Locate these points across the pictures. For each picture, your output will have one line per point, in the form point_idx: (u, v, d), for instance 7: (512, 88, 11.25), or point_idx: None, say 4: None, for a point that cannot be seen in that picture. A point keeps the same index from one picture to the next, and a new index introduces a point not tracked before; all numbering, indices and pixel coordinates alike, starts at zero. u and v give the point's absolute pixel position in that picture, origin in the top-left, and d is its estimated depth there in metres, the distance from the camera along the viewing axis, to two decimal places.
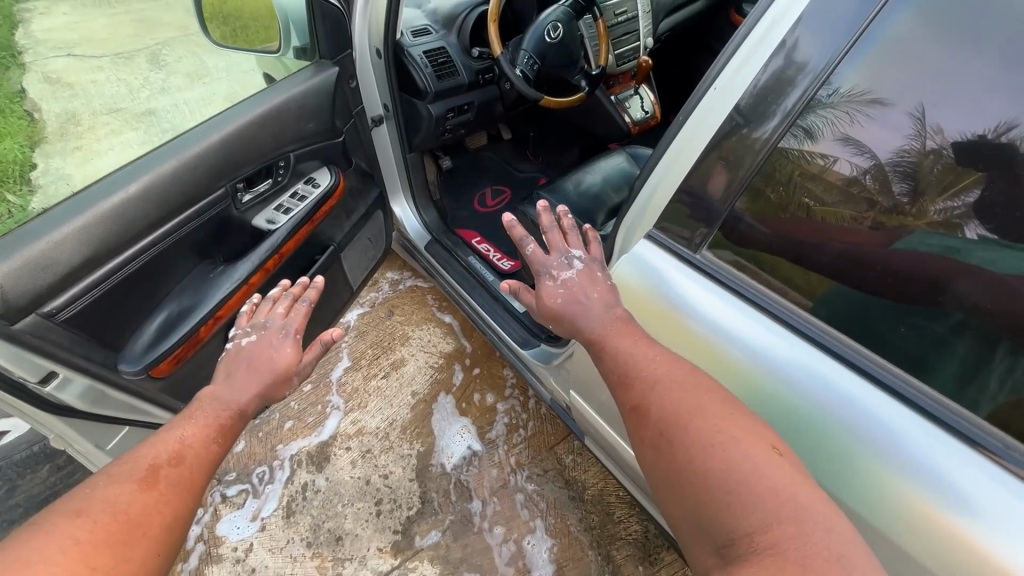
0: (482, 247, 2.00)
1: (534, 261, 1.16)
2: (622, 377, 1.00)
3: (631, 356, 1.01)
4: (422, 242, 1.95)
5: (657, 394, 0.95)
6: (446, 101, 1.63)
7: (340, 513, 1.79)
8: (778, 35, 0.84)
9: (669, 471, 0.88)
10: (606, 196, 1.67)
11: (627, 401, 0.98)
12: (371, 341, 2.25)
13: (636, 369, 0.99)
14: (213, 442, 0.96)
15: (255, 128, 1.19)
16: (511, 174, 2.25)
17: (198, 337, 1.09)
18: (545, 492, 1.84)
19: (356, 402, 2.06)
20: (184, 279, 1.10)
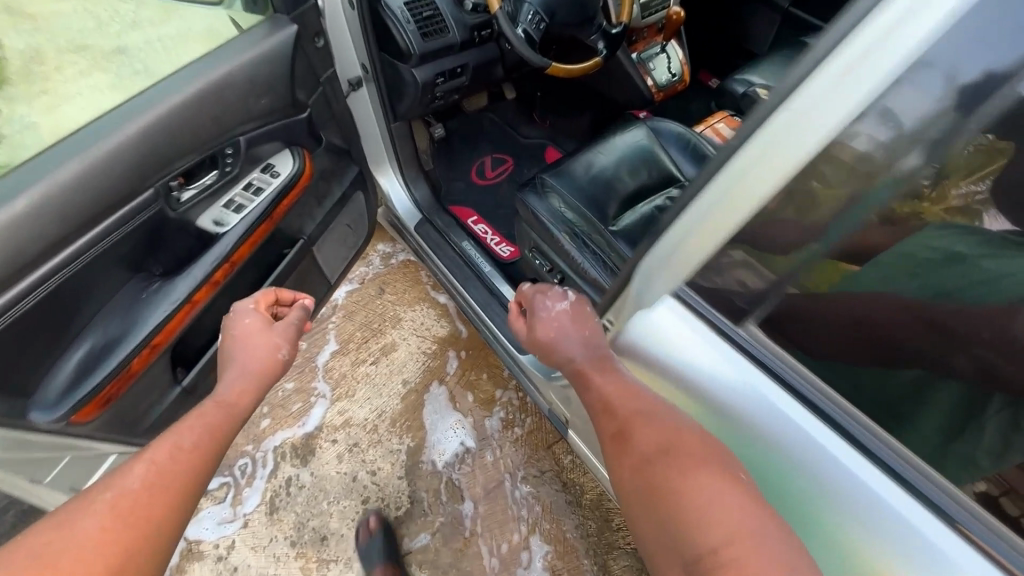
0: (478, 228, 1.80)
1: (531, 294, 1.18)
2: (605, 402, 0.92)
3: (606, 398, 0.93)
4: (412, 221, 1.74)
5: (637, 423, 0.87)
6: (438, 64, 1.36)
7: (325, 511, 1.71)
8: (922, 29, 0.50)
9: (647, 494, 0.80)
10: (619, 180, 1.44)
11: (608, 426, 0.92)
12: (359, 323, 2.09)
13: (612, 405, 0.91)
14: (202, 451, 0.85)
15: (188, 111, 0.95)
16: (515, 140, 2.01)
17: (131, 371, 0.94)
18: (541, 494, 1.73)
19: (343, 390, 1.94)
20: (104, 304, 0.92)
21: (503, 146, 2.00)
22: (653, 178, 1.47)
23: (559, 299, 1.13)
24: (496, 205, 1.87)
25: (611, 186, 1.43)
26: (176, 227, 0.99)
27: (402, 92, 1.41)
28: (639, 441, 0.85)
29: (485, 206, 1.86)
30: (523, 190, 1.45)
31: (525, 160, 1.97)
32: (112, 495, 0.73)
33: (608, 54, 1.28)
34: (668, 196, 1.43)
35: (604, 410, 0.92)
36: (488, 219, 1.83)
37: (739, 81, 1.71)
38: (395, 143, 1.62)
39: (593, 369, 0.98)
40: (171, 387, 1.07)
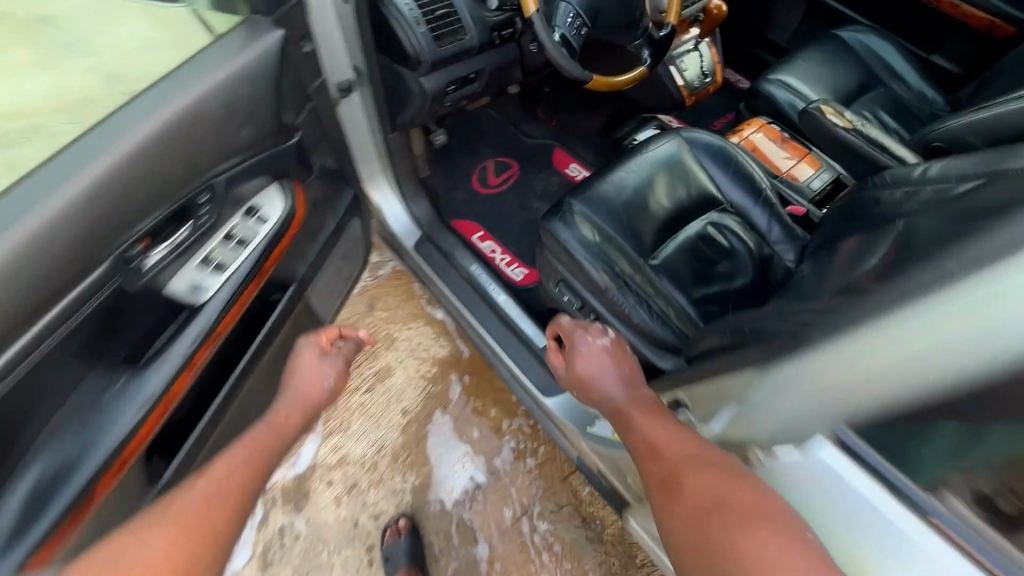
0: (485, 246, 1.61)
1: (568, 326, 1.17)
2: (652, 449, 0.85)
3: (652, 449, 0.86)
4: (412, 241, 1.56)
5: (688, 469, 0.77)
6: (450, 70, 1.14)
7: (326, 562, 1.56)
8: None
9: (693, 540, 0.68)
10: (649, 197, 1.27)
11: (657, 477, 0.81)
12: (348, 345, 1.90)
13: (660, 455, 0.83)
14: (246, 480, 0.83)
15: (148, 160, 0.73)
16: (519, 141, 1.80)
17: (99, 490, 0.75)
18: (560, 531, 1.62)
19: (336, 423, 1.76)
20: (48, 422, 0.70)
21: (507, 148, 1.79)
22: (693, 199, 1.30)
23: (596, 337, 1.12)
24: (502, 217, 1.68)
25: (648, 211, 1.26)
26: (141, 300, 0.78)
27: (406, 101, 1.19)
28: (682, 488, 0.75)
29: (491, 218, 1.67)
30: (548, 213, 1.25)
31: (532, 164, 1.77)
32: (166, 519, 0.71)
33: (653, 65, 1.09)
34: (712, 222, 1.27)
35: (652, 462, 0.83)
36: (495, 233, 1.64)
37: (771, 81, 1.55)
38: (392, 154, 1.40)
39: (636, 411, 0.96)
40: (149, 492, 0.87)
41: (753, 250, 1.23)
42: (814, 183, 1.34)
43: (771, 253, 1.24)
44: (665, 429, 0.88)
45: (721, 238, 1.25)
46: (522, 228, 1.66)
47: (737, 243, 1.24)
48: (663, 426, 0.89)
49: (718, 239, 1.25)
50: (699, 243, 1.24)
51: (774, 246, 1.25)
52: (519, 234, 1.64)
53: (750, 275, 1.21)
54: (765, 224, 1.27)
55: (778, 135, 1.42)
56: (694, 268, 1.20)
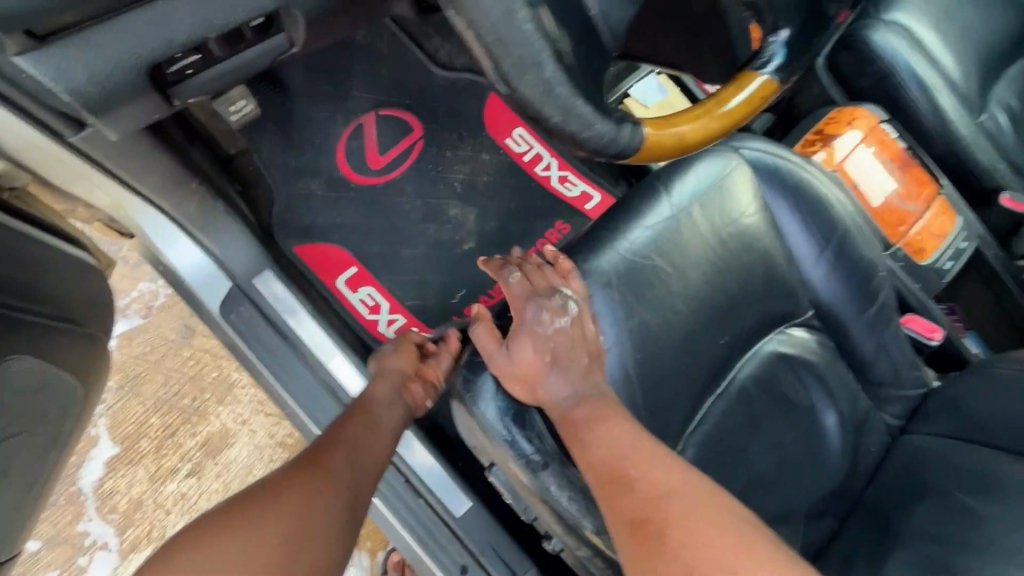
0: (358, 299, 0.89)
1: (512, 292, 0.63)
2: (617, 471, 0.51)
3: (614, 463, 0.51)
4: (212, 301, 0.82)
5: (677, 504, 0.48)
6: (127, 24, 0.36)
7: None
8: None
9: (641, 549, 0.47)
10: (664, 291, 0.62)
11: (617, 504, 0.50)
12: (150, 402, 1.19)
13: (629, 478, 0.50)
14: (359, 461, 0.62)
15: None
16: (425, 73, 0.98)
17: None
18: None
19: (143, 530, 1.14)
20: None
21: (398, 89, 0.95)
22: (757, 299, 0.66)
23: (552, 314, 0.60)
24: (390, 232, 0.91)
25: (676, 343, 0.62)
26: None
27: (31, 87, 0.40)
28: (662, 532, 0.47)
29: (369, 235, 0.90)
30: (467, 364, 0.58)
31: (447, 122, 0.96)
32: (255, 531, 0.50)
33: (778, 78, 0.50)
34: (783, 352, 0.67)
35: (616, 483, 0.51)
36: (380, 266, 0.90)
37: (893, 25, 0.82)
38: (88, 166, 0.59)
39: (595, 418, 0.55)
40: None
41: (846, 411, 0.68)
42: (943, 262, 0.77)
43: (868, 411, 0.70)
44: (627, 437, 0.53)
45: (796, 391, 0.67)
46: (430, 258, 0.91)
47: (822, 398, 0.68)
48: (632, 429, 0.54)
49: (791, 392, 0.67)
50: (757, 396, 0.66)
51: (876, 392, 0.72)
52: (418, 268, 0.91)
53: (835, 465, 0.68)
54: (870, 353, 0.70)
55: (896, 153, 0.78)
56: (748, 459, 0.64)
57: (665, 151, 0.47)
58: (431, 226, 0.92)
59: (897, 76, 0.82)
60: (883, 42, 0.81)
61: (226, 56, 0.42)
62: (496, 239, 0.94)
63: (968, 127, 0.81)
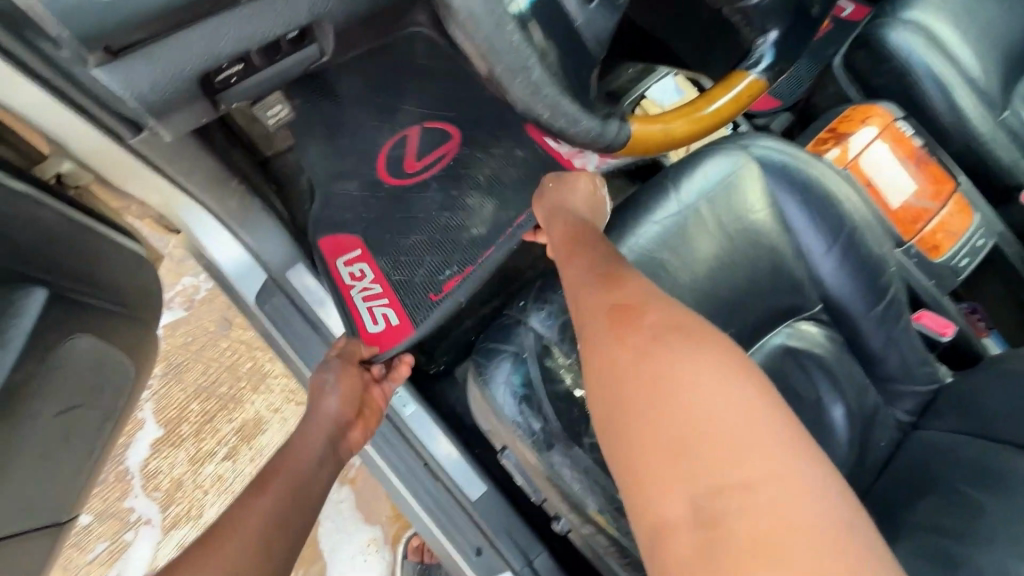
0: (351, 271, 0.84)
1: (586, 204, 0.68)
2: (608, 274, 0.49)
3: (607, 274, 0.50)
4: (251, 293, 0.90)
5: (655, 300, 0.45)
6: (183, 38, 0.41)
7: None
8: None
9: (609, 325, 0.44)
10: (671, 283, 0.64)
11: (595, 294, 0.48)
12: (191, 389, 1.27)
13: (621, 278, 0.49)
14: (279, 515, 0.66)
15: None
16: None
17: None
18: None
19: (184, 508, 1.22)
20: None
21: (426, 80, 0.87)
22: (762, 293, 0.68)
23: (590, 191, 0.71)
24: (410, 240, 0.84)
25: None
26: None
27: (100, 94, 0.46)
28: (646, 362, 0.39)
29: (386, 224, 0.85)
30: (481, 349, 0.62)
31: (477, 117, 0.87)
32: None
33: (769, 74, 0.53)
34: (788, 344, 0.69)
35: (617, 316, 0.44)
36: None
37: (910, 24, 0.82)
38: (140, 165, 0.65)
39: (591, 255, 0.54)
40: None
41: (852, 404, 0.69)
42: (958, 259, 0.77)
43: (877, 408, 0.71)
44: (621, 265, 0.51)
45: (803, 383, 0.69)
46: (434, 269, 0.83)
47: (829, 393, 0.69)
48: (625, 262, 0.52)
49: (797, 385, 0.68)
50: None
51: (885, 387, 0.72)
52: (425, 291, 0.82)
53: (843, 459, 0.68)
54: (879, 347, 0.71)
55: (911, 150, 0.79)
56: None
57: (650, 146, 0.51)
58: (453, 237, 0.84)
59: (914, 74, 0.82)
60: (900, 41, 0.82)
61: (266, 66, 0.47)
62: None
63: (987, 126, 0.81)
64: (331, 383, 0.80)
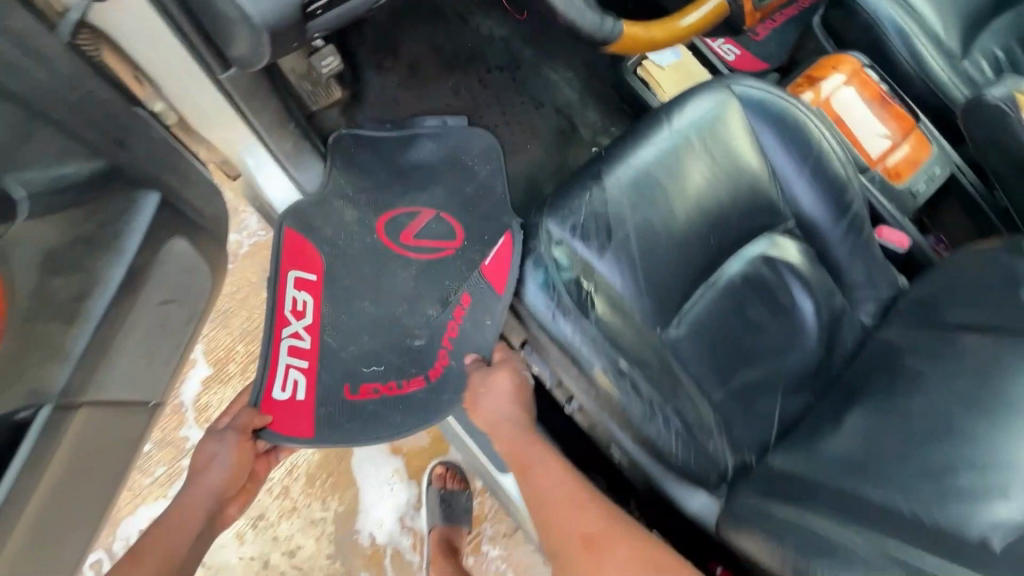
0: (296, 300, 0.98)
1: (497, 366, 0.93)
2: (560, 505, 0.77)
3: (562, 502, 0.77)
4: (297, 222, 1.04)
5: (607, 532, 0.72)
6: None
7: None
8: None
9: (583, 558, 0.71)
10: (663, 201, 0.76)
11: (567, 529, 0.75)
12: (237, 333, 1.42)
13: (579, 506, 0.77)
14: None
15: None
16: (470, 48, 1.19)
17: None
18: (513, 556, 1.41)
19: None
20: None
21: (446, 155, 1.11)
22: (743, 208, 0.80)
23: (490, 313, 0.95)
24: (383, 276, 1.02)
25: (674, 243, 0.76)
26: None
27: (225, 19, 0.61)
28: None
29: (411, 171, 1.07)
30: None
31: (475, 188, 1.09)
32: None
33: None
34: (768, 253, 0.80)
35: (586, 546, 0.72)
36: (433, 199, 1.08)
37: None
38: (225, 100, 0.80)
39: (542, 470, 0.82)
40: None
41: (823, 304, 0.81)
42: (917, 185, 0.88)
43: (844, 308, 0.82)
44: (570, 487, 0.79)
45: (777, 283, 0.80)
46: (368, 356, 0.97)
47: (799, 292, 0.81)
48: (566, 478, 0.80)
49: (775, 286, 0.80)
50: (743, 289, 0.79)
51: (850, 293, 0.84)
52: (347, 381, 0.95)
53: (812, 347, 0.80)
54: (846, 257, 0.83)
55: (877, 92, 0.90)
56: (734, 339, 0.78)
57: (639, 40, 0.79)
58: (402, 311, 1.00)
59: (880, 27, 0.93)
60: None
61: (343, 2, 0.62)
62: (525, 186, 1.14)
63: (943, 70, 0.92)
64: (221, 454, 0.87)
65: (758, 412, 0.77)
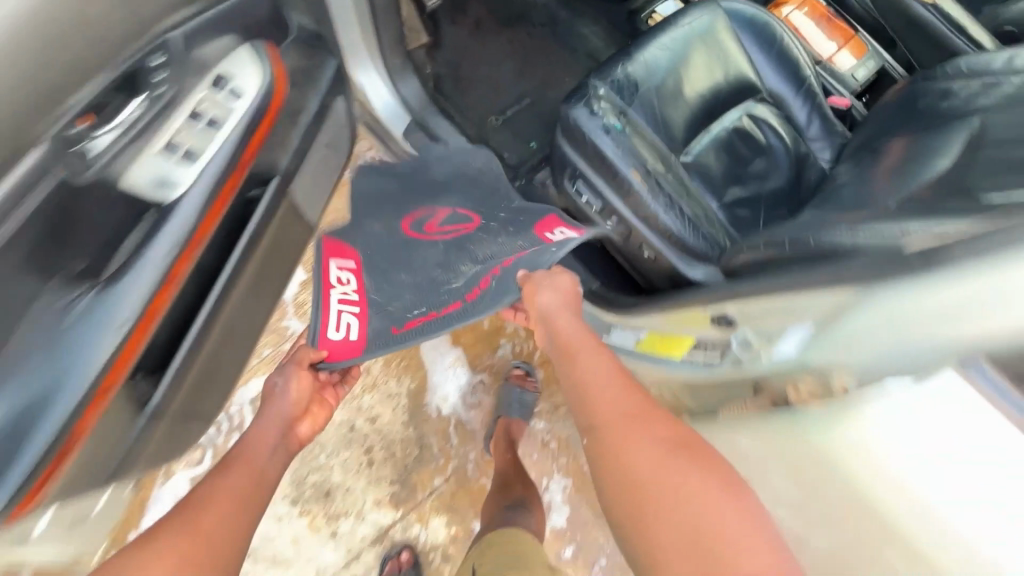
0: (336, 271, 0.89)
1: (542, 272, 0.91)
2: (598, 384, 0.75)
3: (607, 382, 0.75)
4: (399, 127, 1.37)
5: (648, 412, 0.69)
6: None
7: (325, 464, 1.54)
8: None
9: (616, 432, 0.68)
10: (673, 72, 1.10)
11: (605, 408, 0.71)
12: None
13: (624, 386, 0.74)
14: (243, 517, 0.68)
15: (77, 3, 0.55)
16: (520, 11, 1.58)
17: (82, 425, 0.62)
18: (556, 429, 1.67)
19: None
20: (5, 345, 0.56)
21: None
22: (729, 82, 1.14)
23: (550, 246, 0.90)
24: (415, 255, 0.95)
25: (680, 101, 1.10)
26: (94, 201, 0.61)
27: None
28: (656, 472, 0.62)
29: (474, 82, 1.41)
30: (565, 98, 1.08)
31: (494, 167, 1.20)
32: (157, 544, 0.59)
33: None
34: (749, 112, 1.13)
35: (629, 421, 0.68)
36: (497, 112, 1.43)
37: None
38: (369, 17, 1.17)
39: (587, 355, 0.80)
40: (139, 415, 0.77)
41: (790, 147, 1.12)
42: (857, 71, 1.21)
43: (807, 152, 1.13)
44: (620, 374, 0.76)
45: (757, 132, 1.12)
46: (410, 304, 0.89)
47: (773, 138, 1.12)
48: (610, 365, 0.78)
49: (754, 135, 1.12)
50: (732, 135, 1.11)
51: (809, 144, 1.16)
52: (394, 320, 0.86)
53: (784, 176, 1.11)
54: (804, 118, 1.16)
55: (824, 13, 1.25)
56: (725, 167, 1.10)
57: None
58: (439, 272, 0.93)
59: None
60: None
61: None
62: None
63: None
64: (282, 386, 0.89)
65: (747, 217, 1.07)
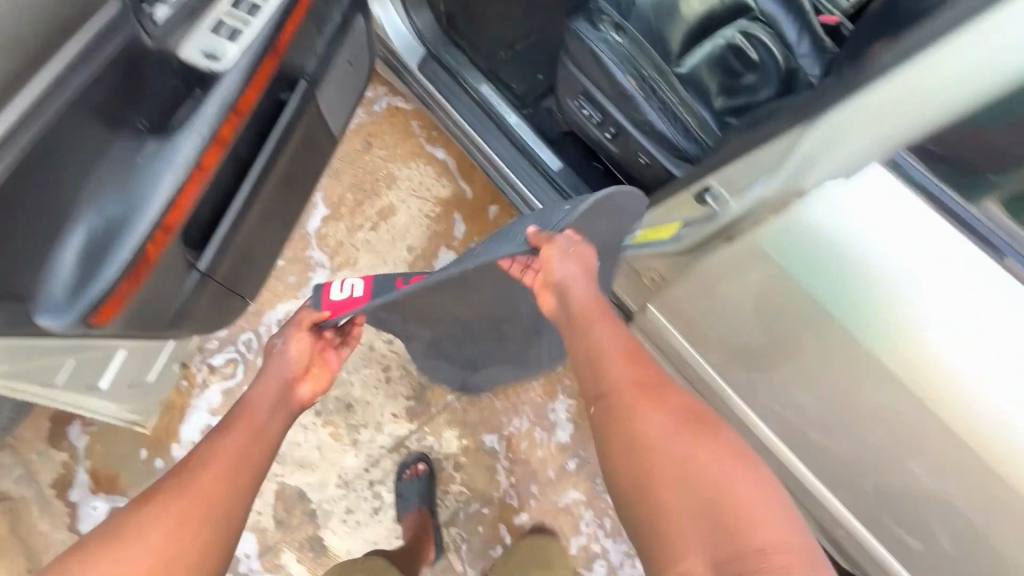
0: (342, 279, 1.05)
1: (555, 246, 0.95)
2: (608, 358, 0.93)
3: (623, 355, 0.94)
4: (414, 58, 1.46)
5: (657, 381, 0.91)
6: None
7: (346, 380, 1.65)
8: None
9: (633, 395, 0.89)
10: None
11: (620, 378, 0.91)
12: (347, 183, 1.85)
13: (634, 361, 0.93)
14: (232, 482, 0.86)
15: None
16: None
17: (147, 259, 0.72)
18: None
19: (343, 259, 1.79)
20: (91, 178, 0.67)
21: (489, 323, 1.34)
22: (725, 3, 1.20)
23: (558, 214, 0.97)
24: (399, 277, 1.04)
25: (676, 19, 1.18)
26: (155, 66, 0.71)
27: None
28: (669, 439, 0.83)
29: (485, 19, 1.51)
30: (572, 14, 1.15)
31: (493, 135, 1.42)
32: (163, 512, 0.80)
33: None
34: (743, 30, 1.19)
35: (640, 390, 0.89)
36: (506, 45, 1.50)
37: None
38: None
39: (591, 324, 0.95)
40: (189, 273, 0.88)
41: (781, 64, 1.18)
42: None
43: (797, 68, 1.19)
44: (631, 348, 0.95)
45: (750, 48, 1.18)
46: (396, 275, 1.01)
47: (765, 55, 1.18)
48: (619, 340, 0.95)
49: (746, 51, 1.18)
50: (726, 52, 1.18)
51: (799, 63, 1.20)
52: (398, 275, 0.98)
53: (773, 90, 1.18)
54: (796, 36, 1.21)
55: None
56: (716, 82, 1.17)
57: None
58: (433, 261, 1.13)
59: None
60: None
61: None
62: None
63: None
64: (281, 346, 1.08)
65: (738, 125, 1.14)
